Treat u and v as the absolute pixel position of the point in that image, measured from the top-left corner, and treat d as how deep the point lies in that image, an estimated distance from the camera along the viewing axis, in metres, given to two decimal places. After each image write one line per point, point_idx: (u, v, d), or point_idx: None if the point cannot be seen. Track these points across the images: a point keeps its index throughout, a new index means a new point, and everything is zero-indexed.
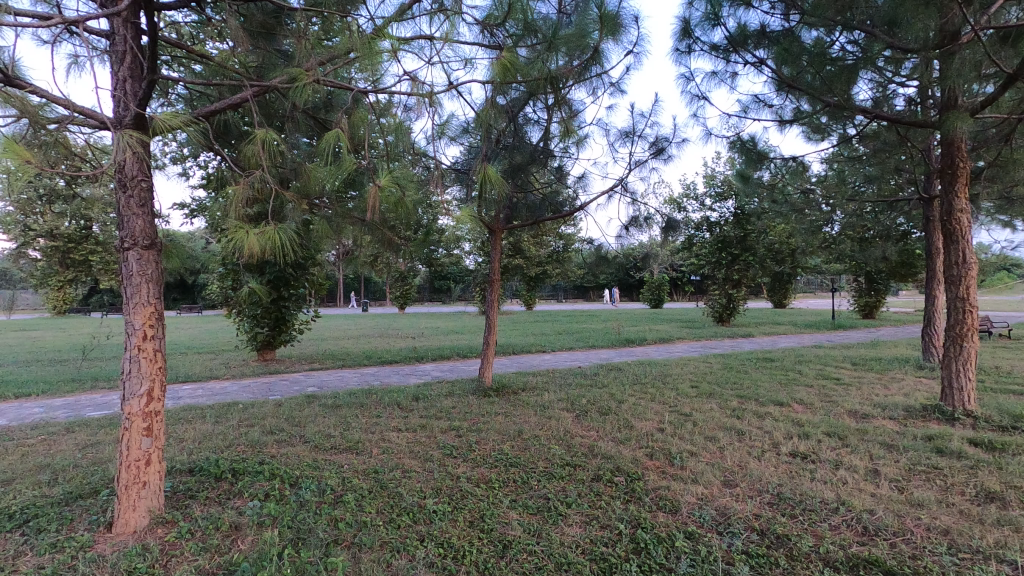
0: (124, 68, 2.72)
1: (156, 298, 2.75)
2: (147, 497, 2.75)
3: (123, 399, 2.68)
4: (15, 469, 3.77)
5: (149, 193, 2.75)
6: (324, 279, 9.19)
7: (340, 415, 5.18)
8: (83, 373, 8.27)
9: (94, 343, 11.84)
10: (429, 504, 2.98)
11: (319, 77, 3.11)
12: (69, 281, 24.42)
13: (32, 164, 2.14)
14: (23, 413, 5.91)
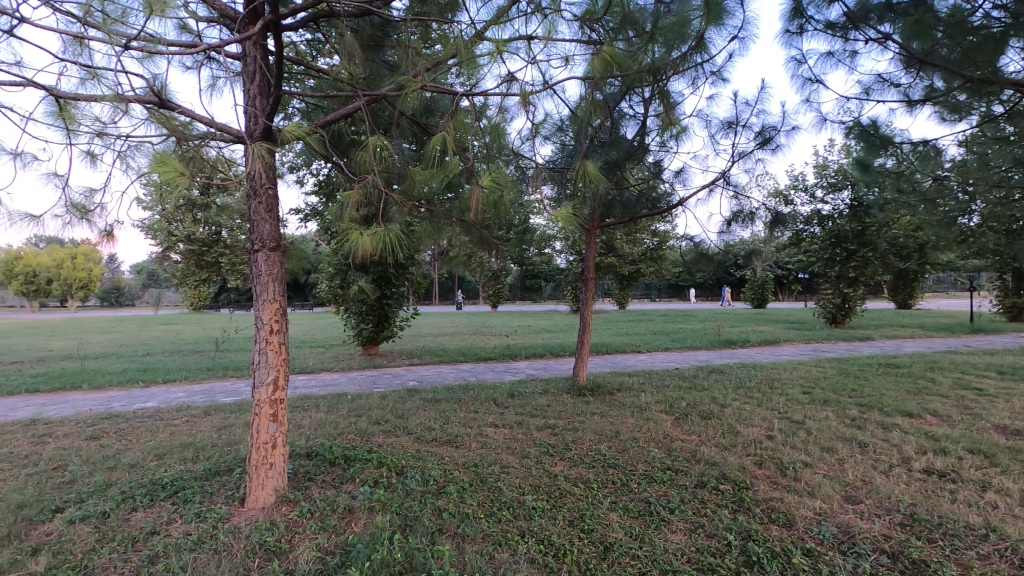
0: (254, 86, 3.01)
1: (281, 295, 3.00)
2: (274, 477, 3.00)
3: (254, 387, 2.95)
4: (165, 446, 4.28)
5: (275, 199, 3.01)
6: (422, 279, 9.58)
7: (440, 409, 5.38)
8: (216, 362, 9.24)
9: (223, 337, 13.19)
10: (528, 500, 3.01)
11: (425, 83, 3.26)
12: (204, 281, 27.44)
13: (184, 175, 2.42)
14: (170, 397, 6.71)
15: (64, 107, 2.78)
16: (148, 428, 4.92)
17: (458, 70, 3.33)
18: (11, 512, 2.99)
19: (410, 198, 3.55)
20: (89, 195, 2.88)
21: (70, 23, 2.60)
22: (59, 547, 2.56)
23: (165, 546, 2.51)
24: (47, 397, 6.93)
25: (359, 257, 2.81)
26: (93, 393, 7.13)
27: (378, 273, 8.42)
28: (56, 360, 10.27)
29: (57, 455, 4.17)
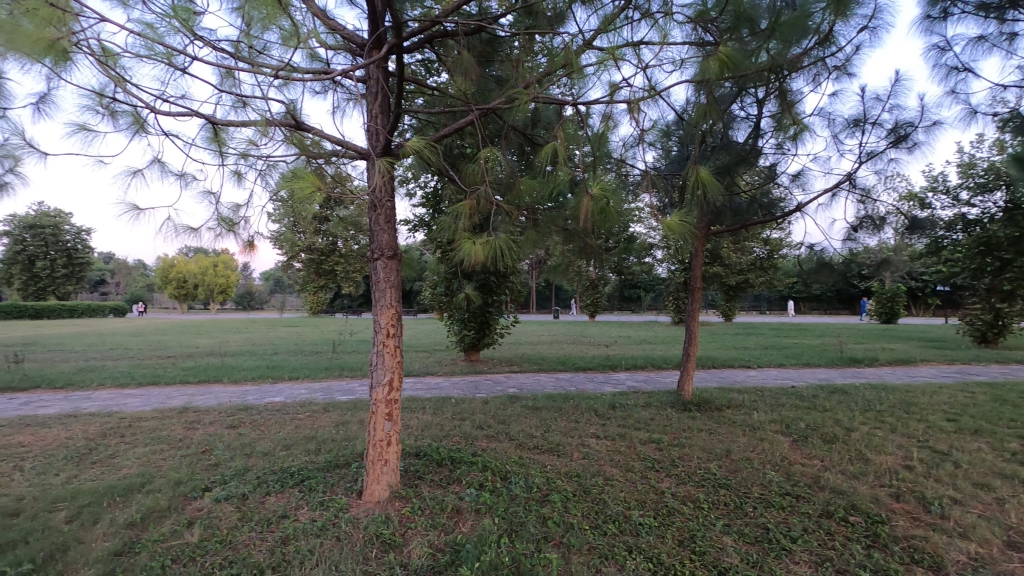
0: (376, 106, 3.24)
1: (397, 301, 3.18)
2: (388, 473, 3.17)
3: (372, 387, 3.14)
4: (292, 438, 4.69)
5: (393, 211, 3.19)
6: (522, 287, 9.69)
7: (541, 417, 5.40)
8: (333, 363, 9.98)
9: (339, 339, 14.23)
10: (635, 515, 2.93)
11: (537, 94, 3.32)
12: (322, 288, 29.84)
13: (319, 189, 2.65)
14: (294, 393, 7.35)
15: (217, 132, 3.17)
16: (277, 421, 5.42)
17: (564, 82, 3.38)
18: (171, 487, 3.43)
19: (517, 206, 3.62)
20: (236, 209, 3.25)
21: (223, 59, 2.95)
22: (208, 522, 2.88)
23: (294, 529, 2.74)
24: (196, 389, 7.87)
25: (471, 265, 2.90)
26: (231, 387, 7.99)
27: (481, 283, 8.64)
28: (202, 356, 11.65)
29: (205, 440, 4.72)
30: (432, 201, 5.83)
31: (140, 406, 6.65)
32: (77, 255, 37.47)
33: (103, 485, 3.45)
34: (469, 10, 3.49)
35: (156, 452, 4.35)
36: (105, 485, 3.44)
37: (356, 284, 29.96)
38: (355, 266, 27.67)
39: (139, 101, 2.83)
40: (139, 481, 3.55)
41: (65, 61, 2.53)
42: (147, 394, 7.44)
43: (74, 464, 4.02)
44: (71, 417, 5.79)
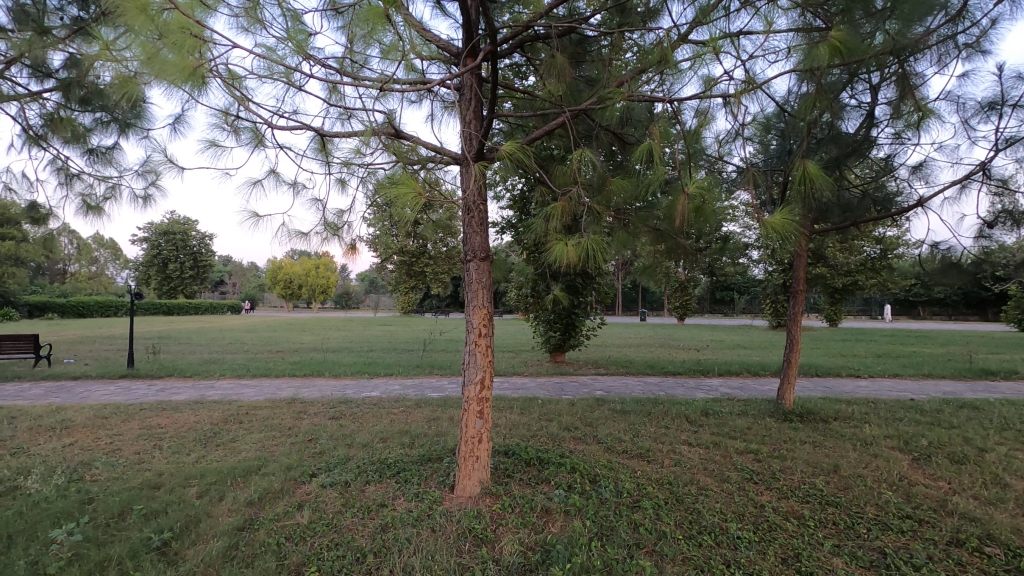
0: (470, 111, 3.35)
1: (488, 303, 3.25)
2: (479, 470, 3.24)
3: (465, 385, 3.23)
4: (388, 431, 4.93)
5: (486, 213, 3.26)
6: (609, 289, 9.54)
7: (630, 421, 5.30)
8: (423, 361, 10.40)
9: (429, 339, 14.80)
10: (732, 528, 2.80)
11: (633, 92, 3.29)
12: (413, 288, 31.16)
13: (420, 195, 2.77)
14: (389, 388, 7.74)
15: (325, 143, 3.42)
16: (375, 414, 5.72)
17: (656, 79, 3.33)
18: (283, 471, 3.73)
19: (608, 207, 3.58)
20: (340, 214, 3.48)
21: (329, 74, 3.16)
22: (316, 505, 3.10)
23: (392, 518, 2.88)
24: (302, 381, 8.50)
25: (564, 266, 2.90)
26: (333, 381, 8.55)
27: (568, 285, 8.57)
28: (306, 351, 12.56)
29: (311, 429, 5.08)
30: (519, 202, 5.88)
31: (255, 395, 7.31)
32: (202, 258, 41.78)
33: (227, 466, 3.81)
34: (558, 13, 3.50)
35: (270, 438, 4.75)
36: (228, 466, 3.81)
37: (444, 285, 31.05)
38: (444, 267, 28.62)
39: (259, 118, 3.11)
40: (256, 464, 3.89)
41: (199, 84, 2.83)
42: (261, 385, 8.13)
43: (203, 446, 4.48)
44: (199, 403, 6.47)
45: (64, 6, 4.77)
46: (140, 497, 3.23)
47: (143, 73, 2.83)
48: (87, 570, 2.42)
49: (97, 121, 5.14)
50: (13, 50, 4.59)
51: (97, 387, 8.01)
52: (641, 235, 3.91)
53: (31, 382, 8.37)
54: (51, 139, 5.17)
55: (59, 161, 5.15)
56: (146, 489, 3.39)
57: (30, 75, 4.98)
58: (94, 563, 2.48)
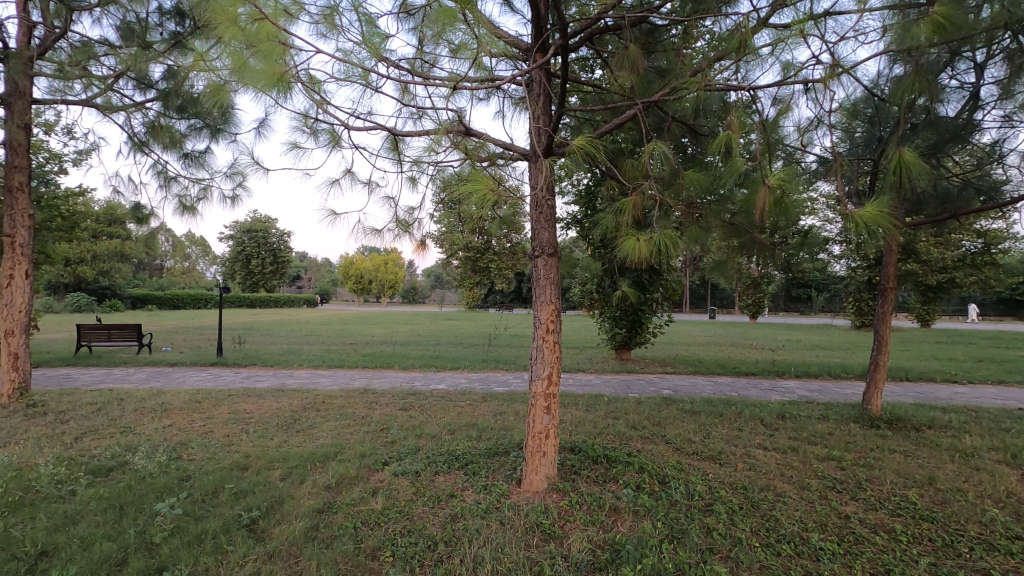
0: (539, 107, 3.35)
1: (556, 298, 3.23)
2: (546, 465, 3.25)
3: (532, 380, 3.24)
4: (455, 423, 5.03)
5: (553, 209, 3.24)
6: (677, 286, 9.25)
7: (700, 421, 5.13)
8: (488, 355, 10.53)
9: (493, 334, 14.97)
10: (814, 538, 2.66)
11: (711, 81, 3.19)
12: (477, 284, 31.61)
13: (493, 192, 2.81)
14: (456, 381, 7.90)
15: (396, 143, 3.53)
16: (443, 406, 5.86)
17: (732, 67, 3.20)
18: (358, 459, 3.89)
19: (680, 200, 3.48)
20: (409, 211, 3.59)
21: (401, 76, 3.25)
22: (389, 492, 3.22)
23: (461, 508, 2.94)
24: (373, 373, 8.84)
25: (635, 262, 2.84)
26: (402, 373, 8.83)
27: (635, 283, 8.36)
28: (376, 344, 13.03)
29: (382, 419, 5.27)
30: (585, 197, 5.81)
31: (330, 385, 7.67)
32: (282, 254, 44.25)
33: (307, 452, 4.02)
34: (628, 2, 3.42)
35: (345, 426, 4.96)
36: (307, 451, 4.02)
37: (508, 281, 31.30)
38: (507, 263, 28.85)
39: (336, 119, 3.25)
40: (333, 450, 4.08)
41: (284, 90, 2.99)
42: (335, 375, 8.53)
43: (284, 431, 4.75)
44: (280, 391, 6.86)
45: (164, 22, 5.17)
46: (230, 477, 3.47)
47: (233, 81, 3.03)
48: (187, 543, 2.63)
49: (191, 127, 5.55)
50: (121, 64, 5.04)
51: (191, 374, 8.68)
52: (713, 230, 3.77)
53: (136, 368, 9.18)
54: (153, 145, 5.63)
55: (159, 165, 5.61)
56: (235, 470, 3.64)
57: (135, 87, 5.44)
58: (193, 536, 2.68)
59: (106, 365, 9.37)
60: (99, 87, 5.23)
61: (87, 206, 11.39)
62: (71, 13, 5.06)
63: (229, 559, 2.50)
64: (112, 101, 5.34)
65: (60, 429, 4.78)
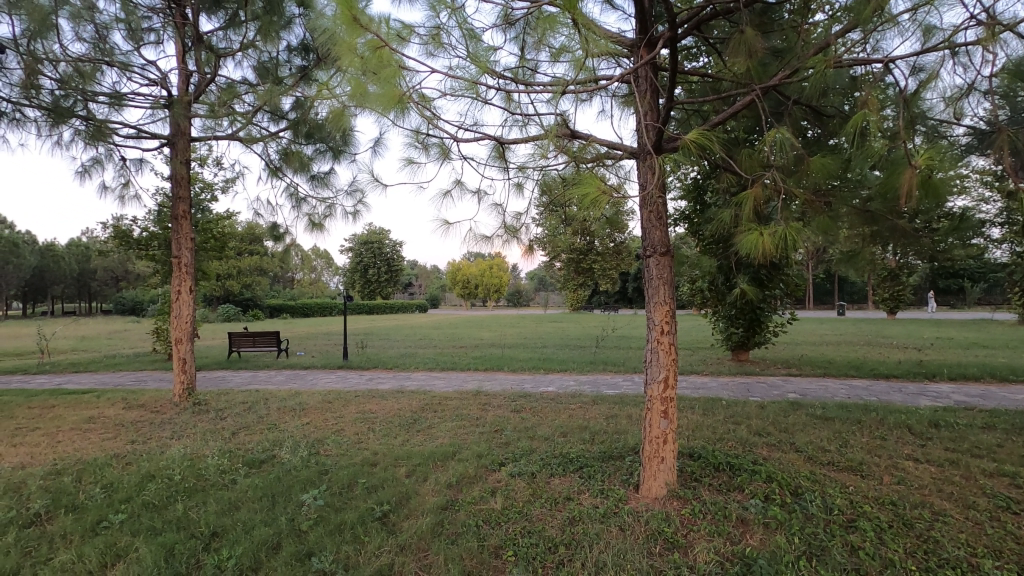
0: (646, 103, 3.27)
1: (670, 298, 3.11)
2: (665, 471, 3.15)
3: (647, 383, 3.16)
4: (567, 426, 5.03)
5: (664, 206, 3.14)
6: (799, 280, 8.55)
7: (834, 429, 4.70)
8: (596, 357, 10.44)
9: (600, 336, 14.76)
10: (986, 566, 2.33)
11: (839, 57, 2.92)
12: (581, 286, 31.44)
13: (603, 192, 2.79)
14: (565, 384, 7.91)
15: (502, 151, 3.63)
16: (554, 409, 5.89)
17: (863, 39, 2.90)
18: (476, 458, 4.03)
19: (806, 187, 3.22)
20: (515, 217, 3.70)
21: (506, 85, 3.33)
22: (507, 493, 3.30)
23: (579, 512, 2.94)
24: (484, 375, 9.08)
25: (759, 258, 2.67)
26: (511, 375, 9.01)
27: (754, 279, 7.83)
28: (485, 346, 13.41)
29: (496, 420, 5.41)
30: (694, 191, 5.55)
31: (444, 386, 8.01)
32: (395, 263, 46.99)
33: (429, 450, 4.23)
34: None
35: (461, 427, 5.16)
36: (428, 450, 4.23)
37: (613, 281, 30.82)
38: (612, 263, 28.41)
39: (446, 134, 3.42)
40: (452, 450, 4.26)
41: (400, 110, 3.19)
42: (448, 378, 8.87)
43: (406, 431, 5.03)
44: (400, 392, 7.28)
45: (291, 58, 5.73)
46: (361, 472, 3.75)
47: (353, 106, 3.27)
48: (330, 531, 2.88)
49: (317, 151, 6.08)
50: (259, 100, 5.66)
51: (322, 376, 9.49)
52: (843, 217, 3.45)
53: (277, 370, 10.23)
54: (286, 170, 6.25)
55: (291, 187, 6.21)
56: (366, 466, 3.92)
57: (270, 119, 6.07)
58: (335, 525, 2.93)
59: (252, 368, 10.52)
60: (242, 122, 5.92)
61: (234, 228, 12.91)
62: (219, 59, 5.78)
63: (367, 549, 2.69)
64: (252, 133, 6.01)
65: (220, 424, 5.44)
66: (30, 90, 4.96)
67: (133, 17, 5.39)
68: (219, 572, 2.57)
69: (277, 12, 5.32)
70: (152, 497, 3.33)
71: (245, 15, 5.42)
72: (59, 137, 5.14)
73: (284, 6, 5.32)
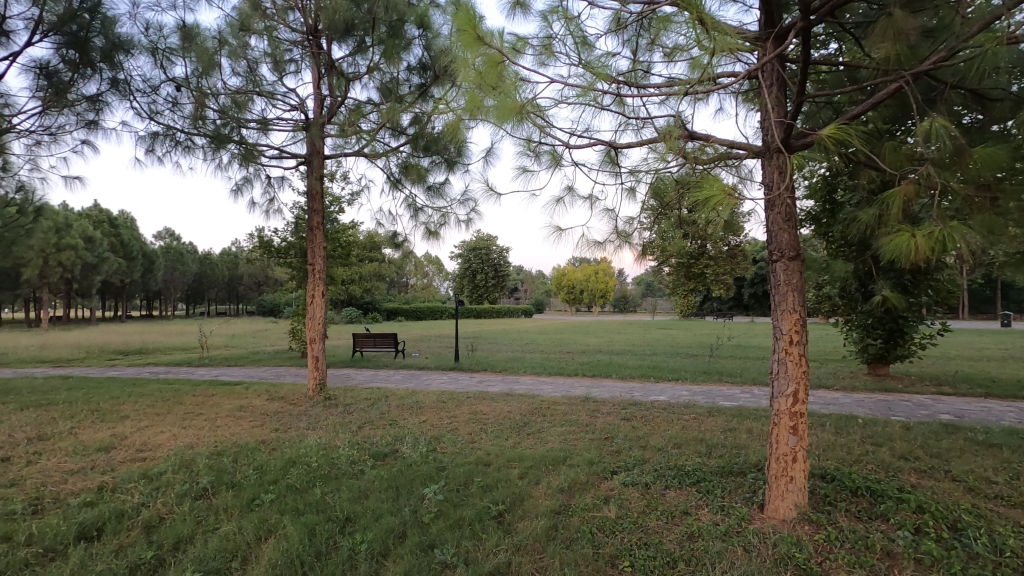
0: (773, 100, 3.07)
1: (800, 306, 2.90)
2: (794, 492, 2.93)
3: (773, 396, 2.97)
4: (680, 437, 4.84)
5: (793, 207, 2.94)
6: (953, 287, 7.52)
7: (1002, 458, 4.08)
8: (710, 367, 9.93)
9: (713, 344, 14.03)
10: None
11: (1011, 32, 2.56)
12: (693, 292, 30.09)
13: (729, 194, 2.66)
14: (677, 394, 7.62)
15: (614, 157, 3.62)
16: (666, 419, 5.70)
17: None
18: (587, 465, 4.01)
19: (965, 181, 2.85)
20: (628, 222, 3.66)
21: (618, 90, 3.31)
22: (621, 502, 3.25)
23: (699, 528, 2.83)
24: (591, 381, 9.00)
25: (908, 261, 2.41)
26: (620, 382, 8.85)
27: (896, 285, 7.04)
28: (592, 353, 13.29)
29: (606, 428, 5.34)
30: (823, 189, 5.13)
31: (552, 391, 8.04)
32: (502, 269, 48.25)
33: (540, 454, 4.28)
34: None
35: (571, 432, 5.16)
36: (539, 454, 4.28)
37: (727, 287, 29.18)
38: (727, 269, 26.86)
39: (558, 141, 3.47)
40: (562, 455, 4.27)
41: (515, 122, 3.29)
42: (556, 383, 8.89)
43: (517, 434, 5.13)
44: (510, 396, 7.43)
45: (410, 76, 6.09)
46: (476, 471, 3.88)
47: (468, 119, 3.42)
48: (450, 526, 3.02)
49: (433, 163, 6.41)
50: (382, 118, 6.09)
51: (436, 377, 9.95)
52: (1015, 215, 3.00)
53: (395, 370, 10.90)
54: (405, 182, 6.65)
55: (410, 198, 6.61)
56: (481, 465, 4.06)
57: (391, 135, 6.50)
58: (454, 520, 3.07)
59: (374, 367, 11.29)
60: (367, 139, 6.40)
61: (358, 237, 13.96)
62: (348, 83, 6.30)
63: (485, 546, 2.79)
64: (376, 149, 6.48)
65: (348, 418, 5.90)
66: (198, 120, 5.74)
67: (278, 50, 6.06)
68: (354, 554, 2.80)
69: (399, 35, 5.70)
70: (295, 480, 3.70)
71: (370, 40, 5.82)
72: (220, 160, 5.90)
73: (406, 29, 5.68)
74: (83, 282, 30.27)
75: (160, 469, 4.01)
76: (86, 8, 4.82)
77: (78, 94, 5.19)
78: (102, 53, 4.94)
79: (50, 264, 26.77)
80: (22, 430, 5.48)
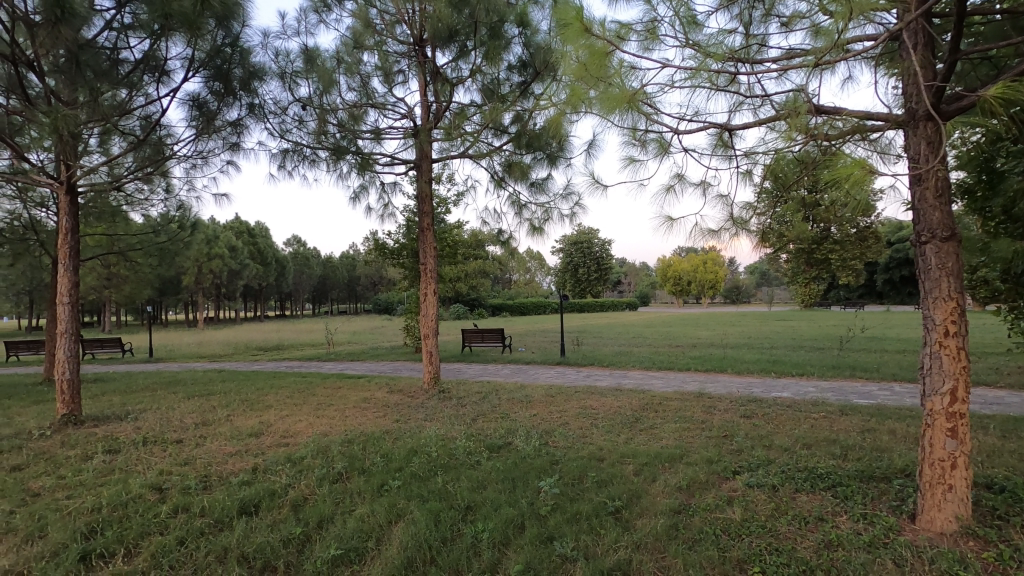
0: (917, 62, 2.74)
1: (959, 292, 2.55)
2: (954, 502, 2.60)
3: (925, 395, 2.66)
4: (810, 437, 4.48)
5: (946, 182, 2.60)
6: None
7: None
8: (841, 361, 9.09)
9: (843, 336, 12.78)
10: None
11: None
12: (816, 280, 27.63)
13: (870, 171, 2.39)
14: (803, 390, 7.05)
15: (727, 141, 3.43)
16: (791, 417, 5.31)
17: None
18: (705, 464, 3.85)
19: None
20: (745, 207, 3.45)
21: (731, 68, 3.12)
22: (746, 504, 3.08)
23: (837, 536, 2.61)
24: (705, 377, 8.60)
25: None
26: (737, 377, 8.38)
27: None
28: (705, 346, 12.68)
29: (723, 425, 5.08)
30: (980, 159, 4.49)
31: (663, 387, 7.80)
32: (604, 262, 47.56)
33: (654, 451, 4.18)
34: None
35: (686, 429, 4.97)
36: (654, 450, 4.17)
37: (857, 273, 26.46)
38: (857, 254, 24.32)
39: (665, 127, 3.34)
40: (678, 452, 4.13)
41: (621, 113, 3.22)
42: (667, 378, 8.61)
43: (629, 429, 5.03)
44: (619, 391, 7.32)
45: (511, 75, 6.17)
46: (589, 466, 3.87)
47: (571, 112, 3.40)
48: (567, 518, 3.05)
49: (535, 159, 6.47)
50: (484, 119, 6.24)
51: (543, 371, 10.06)
52: None
53: (503, 365, 11.15)
54: (508, 180, 6.77)
55: (514, 195, 6.71)
56: (593, 460, 4.04)
57: (494, 134, 6.64)
58: (571, 514, 3.09)
59: (483, 362, 11.65)
60: (472, 141, 6.58)
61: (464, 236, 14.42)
62: (452, 87, 6.50)
63: (604, 541, 2.78)
64: (480, 149, 6.66)
65: (462, 411, 6.14)
66: (321, 135, 6.24)
67: (387, 63, 6.40)
68: (477, 541, 2.91)
69: (500, 36, 5.77)
70: (418, 469, 3.92)
71: (472, 43, 5.93)
72: (340, 170, 6.38)
73: (506, 29, 5.76)
74: (229, 287, 34.21)
75: (301, 453, 4.44)
76: (228, 43, 5.40)
77: (223, 121, 5.87)
78: (241, 81, 5.59)
79: (203, 272, 30.56)
80: (190, 416, 6.32)
